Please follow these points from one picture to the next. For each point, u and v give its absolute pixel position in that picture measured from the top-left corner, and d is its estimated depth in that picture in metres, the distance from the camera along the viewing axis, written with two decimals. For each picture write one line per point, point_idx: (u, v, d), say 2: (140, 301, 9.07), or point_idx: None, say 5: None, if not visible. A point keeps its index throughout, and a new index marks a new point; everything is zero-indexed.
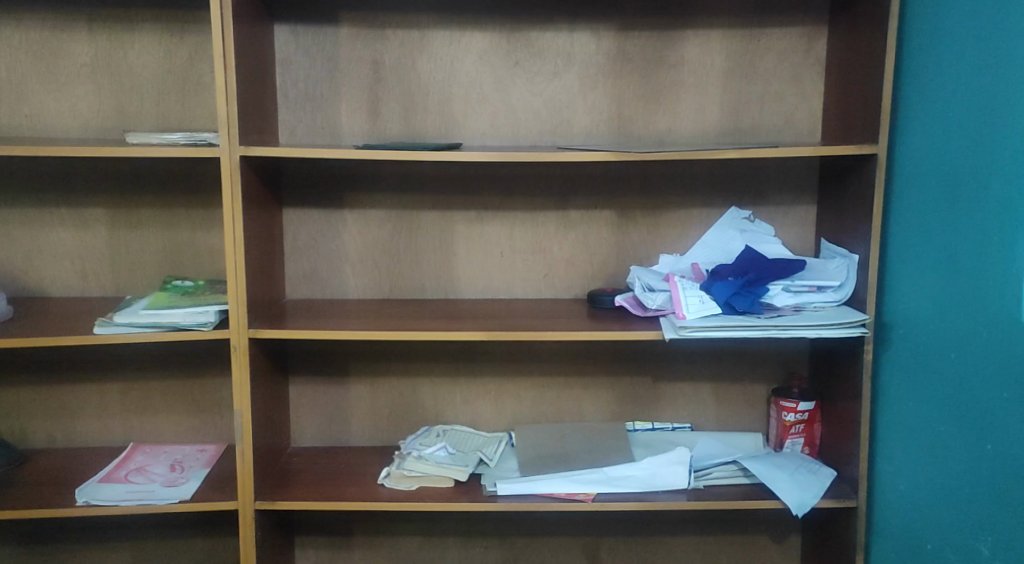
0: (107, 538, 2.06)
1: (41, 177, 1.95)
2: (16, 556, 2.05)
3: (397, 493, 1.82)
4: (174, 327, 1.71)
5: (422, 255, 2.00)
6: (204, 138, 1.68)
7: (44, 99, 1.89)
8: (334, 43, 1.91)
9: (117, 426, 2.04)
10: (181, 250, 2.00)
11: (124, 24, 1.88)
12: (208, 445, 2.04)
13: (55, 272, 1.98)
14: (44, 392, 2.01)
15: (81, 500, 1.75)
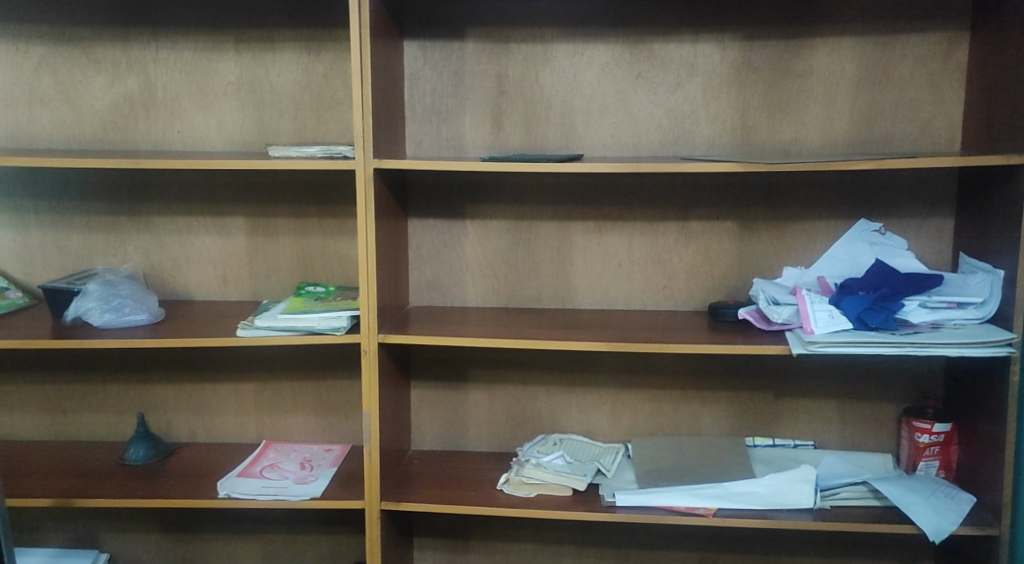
0: (240, 530, 2.17)
1: (188, 188, 2.08)
2: (159, 542, 2.18)
3: (516, 500, 1.85)
4: (309, 331, 1.80)
5: (542, 265, 2.03)
6: (339, 151, 1.77)
7: (194, 115, 2.02)
8: (461, 58, 1.96)
9: (251, 424, 2.15)
10: (313, 258, 2.10)
11: (267, 44, 1.99)
12: (334, 446, 2.12)
13: (199, 277, 2.12)
14: (186, 390, 2.14)
15: (222, 493, 1.85)
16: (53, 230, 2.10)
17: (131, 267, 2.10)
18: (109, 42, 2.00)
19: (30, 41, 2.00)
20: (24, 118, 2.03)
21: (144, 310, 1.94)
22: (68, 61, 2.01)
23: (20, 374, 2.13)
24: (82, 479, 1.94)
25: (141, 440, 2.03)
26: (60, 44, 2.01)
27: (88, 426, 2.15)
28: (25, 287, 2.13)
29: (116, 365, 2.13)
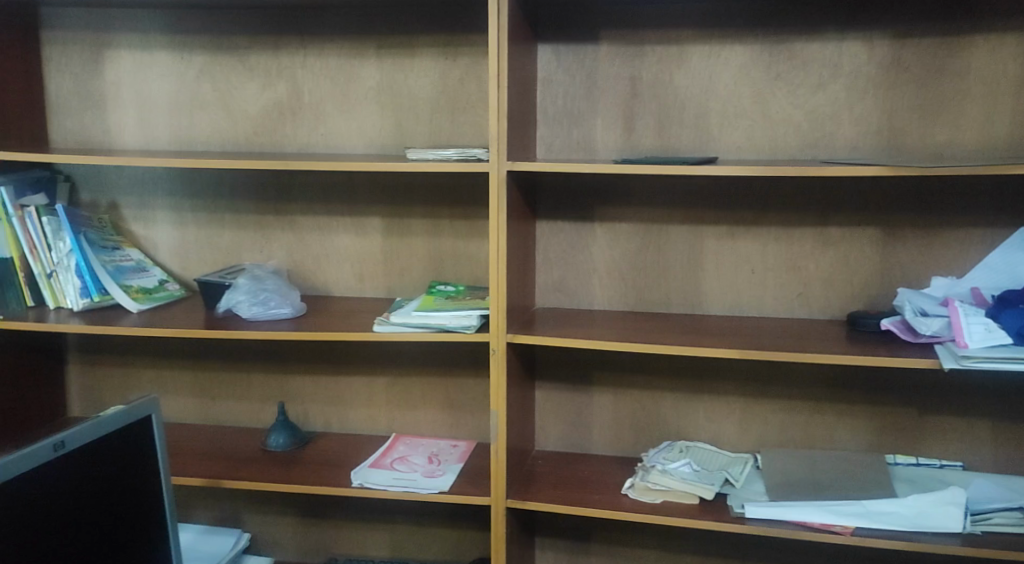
0: (369, 519, 2.25)
1: (329, 189, 2.17)
2: (294, 526, 2.29)
3: (641, 505, 1.83)
4: (441, 328, 1.84)
5: (672, 269, 2.00)
6: (474, 154, 1.78)
7: (337, 119, 2.11)
8: (594, 61, 1.96)
9: (382, 417, 2.22)
10: (444, 258, 2.15)
11: (407, 50, 2.06)
12: (460, 442, 2.17)
13: (337, 274, 2.21)
14: (322, 381, 2.23)
15: (356, 482, 1.92)
16: (207, 227, 2.24)
17: (275, 263, 2.21)
18: (262, 50, 2.12)
19: (192, 50, 2.14)
20: (185, 122, 2.17)
21: (289, 303, 2.04)
22: (225, 69, 2.14)
23: (173, 361, 2.28)
24: (227, 462, 2.06)
25: (281, 427, 2.13)
26: (219, 52, 2.13)
27: (232, 412, 2.28)
28: (181, 280, 2.28)
29: (258, 356, 2.24)
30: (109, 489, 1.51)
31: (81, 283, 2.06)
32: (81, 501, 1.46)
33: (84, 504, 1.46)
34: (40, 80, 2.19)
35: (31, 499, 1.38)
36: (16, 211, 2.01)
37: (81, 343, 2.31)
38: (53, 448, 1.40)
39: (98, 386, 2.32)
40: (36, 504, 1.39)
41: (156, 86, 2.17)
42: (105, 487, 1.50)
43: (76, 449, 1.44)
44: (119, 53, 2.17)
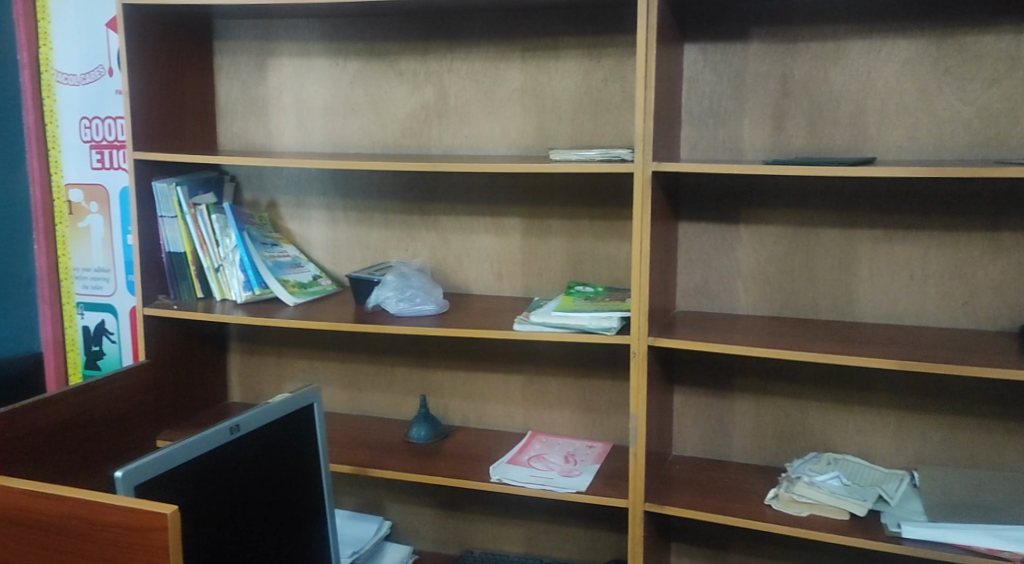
0: (505, 514, 2.28)
1: (473, 189, 2.22)
2: (432, 517, 2.35)
3: (785, 517, 1.77)
4: (581, 329, 1.85)
5: (822, 274, 1.93)
6: (618, 154, 1.78)
7: (482, 121, 2.15)
8: (744, 59, 1.91)
9: (519, 415, 2.25)
10: (584, 258, 2.15)
11: (551, 52, 2.07)
12: (596, 443, 2.16)
13: (478, 273, 2.25)
14: (461, 377, 2.28)
15: (494, 477, 1.95)
16: (357, 226, 2.33)
17: (420, 261, 2.28)
18: (412, 55, 2.19)
19: (347, 57, 2.24)
20: (340, 125, 2.27)
21: (433, 300, 2.10)
22: (377, 74, 2.22)
23: (323, 352, 2.39)
24: (371, 451, 2.14)
25: (422, 420, 2.19)
26: (372, 58, 2.22)
27: (377, 404, 2.37)
28: (333, 276, 2.39)
29: (402, 350, 2.32)
30: (280, 475, 1.55)
31: (244, 277, 2.19)
32: (256, 486, 1.50)
33: (257, 489, 1.50)
34: (210, 87, 2.34)
35: (216, 480, 1.42)
36: (189, 209, 2.17)
37: (241, 333, 2.46)
38: (231, 430, 1.44)
39: (255, 373, 2.46)
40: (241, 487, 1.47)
41: (313, 91, 2.28)
42: (276, 473, 1.54)
43: (250, 433, 1.49)
44: (281, 61, 2.29)
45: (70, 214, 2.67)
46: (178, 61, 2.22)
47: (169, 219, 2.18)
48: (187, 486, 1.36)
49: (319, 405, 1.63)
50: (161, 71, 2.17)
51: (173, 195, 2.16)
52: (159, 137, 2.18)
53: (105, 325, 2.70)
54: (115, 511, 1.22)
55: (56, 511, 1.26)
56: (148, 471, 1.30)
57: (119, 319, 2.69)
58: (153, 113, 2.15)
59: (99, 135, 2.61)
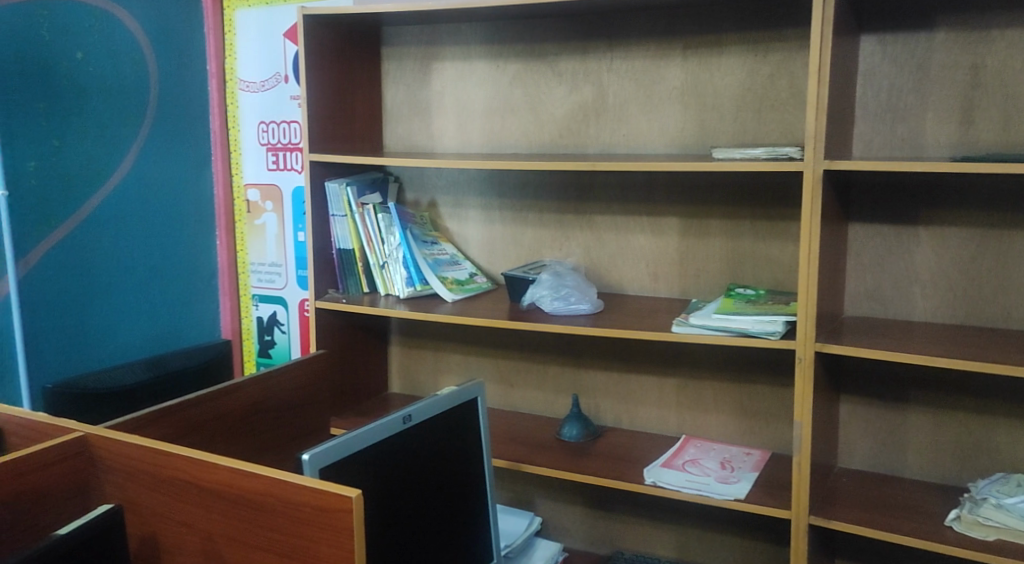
0: (656, 518, 2.26)
1: (631, 189, 2.20)
2: (582, 516, 2.36)
3: (967, 540, 1.66)
4: (742, 333, 1.80)
5: (1012, 281, 1.79)
6: (785, 153, 1.74)
7: (640, 120, 2.13)
8: (927, 50, 1.80)
9: (673, 418, 2.21)
10: (744, 260, 2.09)
11: (714, 48, 2.03)
12: (754, 450, 2.10)
13: (634, 273, 2.23)
14: (615, 378, 2.27)
15: (649, 480, 1.93)
16: (513, 225, 2.37)
17: (575, 260, 2.28)
18: (571, 55, 2.19)
19: (508, 59, 2.27)
20: (499, 126, 2.31)
21: (588, 300, 2.10)
22: (537, 75, 2.24)
23: (479, 349, 2.44)
24: (525, 447, 2.16)
25: (575, 419, 2.20)
26: (531, 59, 2.24)
27: (530, 401, 2.40)
28: (489, 274, 2.43)
29: (556, 348, 2.33)
30: (448, 468, 1.54)
31: (406, 273, 2.27)
32: (428, 476, 1.49)
33: (430, 483, 1.50)
34: (378, 92, 2.44)
35: (392, 468, 1.42)
36: (357, 208, 2.27)
37: (401, 327, 2.54)
38: (404, 420, 1.44)
39: (413, 367, 2.55)
40: (416, 480, 1.47)
41: (474, 94, 2.33)
42: (444, 466, 1.54)
43: (420, 423, 1.49)
44: (444, 65, 2.35)
45: (248, 212, 2.85)
46: (349, 67, 2.32)
47: (339, 218, 2.29)
48: (368, 472, 1.37)
49: (482, 399, 1.63)
50: (334, 77, 2.28)
51: (343, 194, 2.27)
52: (332, 139, 2.29)
53: (277, 316, 2.87)
54: (304, 490, 1.17)
55: (262, 490, 1.21)
56: (333, 455, 1.30)
57: (289, 311, 2.84)
58: (327, 117, 2.26)
59: (275, 139, 2.77)
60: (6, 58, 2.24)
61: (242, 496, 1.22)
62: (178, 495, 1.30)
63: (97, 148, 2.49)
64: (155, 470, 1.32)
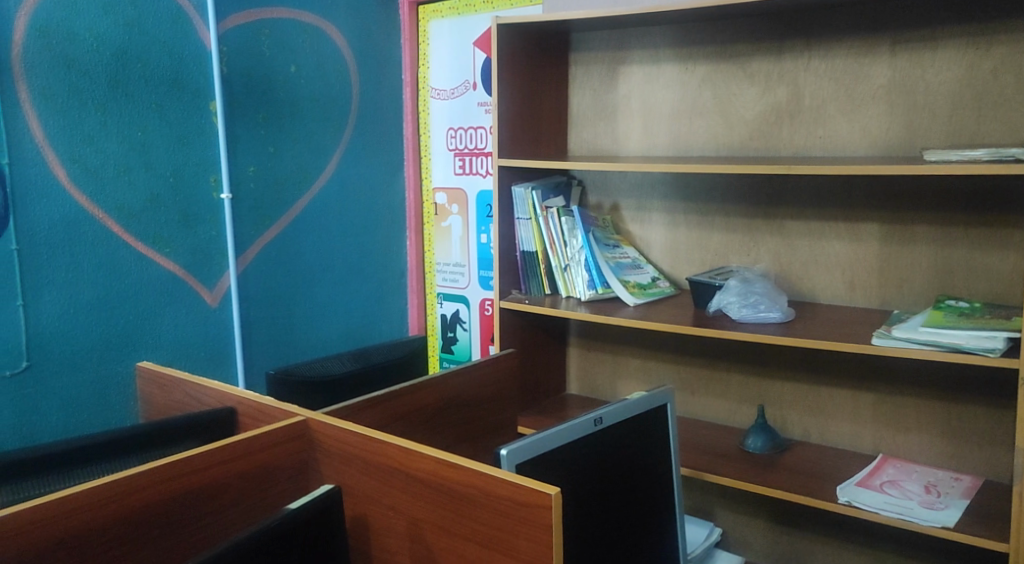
0: (848, 539, 2.15)
1: (827, 192, 2.10)
2: (765, 531, 2.28)
3: None
4: (955, 348, 1.68)
5: None
6: (1010, 153, 1.60)
7: (840, 121, 2.04)
8: None
9: (869, 435, 2.10)
10: (955, 269, 1.96)
11: (928, 44, 1.92)
12: (962, 476, 1.96)
13: (827, 282, 2.13)
14: (805, 390, 2.18)
15: (844, 499, 1.84)
16: (698, 230, 2.32)
17: (764, 266, 2.21)
18: (766, 55, 2.13)
19: (697, 61, 2.23)
20: (686, 129, 2.28)
21: (778, 308, 2.03)
22: (728, 76, 2.19)
23: (659, 354, 2.41)
24: (708, 457, 2.12)
25: (760, 430, 2.13)
26: (722, 60, 2.19)
27: (711, 409, 2.34)
28: (671, 279, 2.40)
29: (741, 357, 2.27)
30: (639, 472, 1.54)
31: (588, 276, 2.29)
32: (619, 478, 1.49)
33: (620, 486, 1.49)
34: (564, 97, 2.46)
35: (585, 468, 1.42)
36: (541, 212, 2.30)
37: (581, 329, 2.56)
38: (596, 422, 1.45)
39: (593, 369, 2.55)
40: (608, 480, 1.46)
41: (662, 97, 2.31)
42: (636, 469, 1.53)
43: (610, 426, 1.49)
44: (632, 69, 2.35)
45: (436, 215, 2.97)
46: (538, 73, 2.37)
47: (524, 221, 2.34)
48: (563, 471, 1.38)
49: (670, 407, 1.62)
50: (524, 83, 2.32)
51: (528, 198, 2.31)
52: (520, 144, 2.33)
53: (459, 314, 2.97)
54: (506, 484, 1.20)
55: (471, 482, 1.24)
56: (530, 452, 1.33)
57: (471, 310, 2.93)
58: (516, 122, 2.31)
59: (463, 144, 2.86)
60: (234, 74, 2.44)
61: (453, 487, 1.26)
62: (391, 482, 1.34)
63: (306, 155, 2.67)
64: (370, 457, 1.37)
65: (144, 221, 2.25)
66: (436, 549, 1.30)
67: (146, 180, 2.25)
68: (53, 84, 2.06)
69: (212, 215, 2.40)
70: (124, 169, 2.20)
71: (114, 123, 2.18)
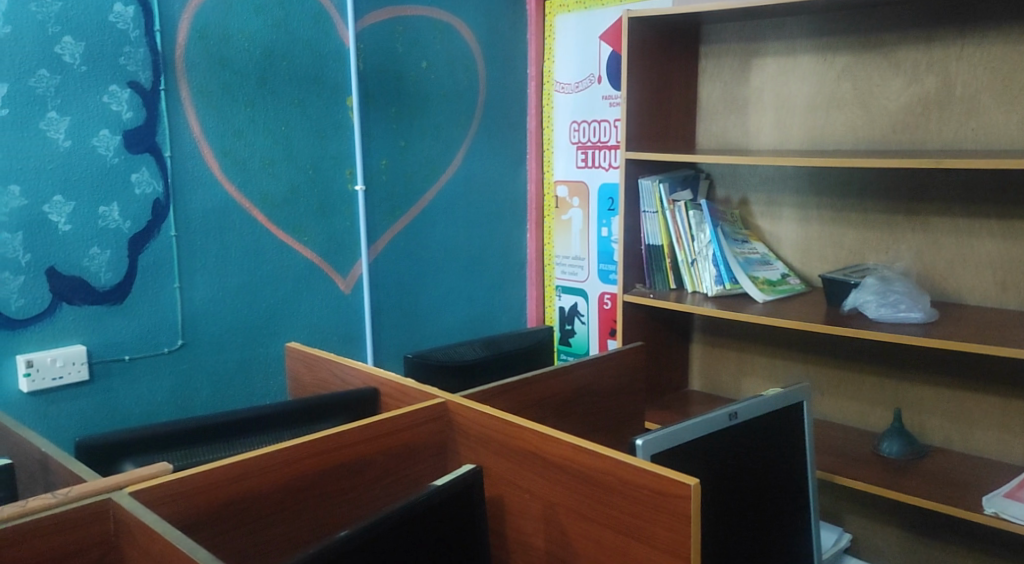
0: (990, 552, 2.05)
1: (977, 188, 2.00)
2: (898, 538, 2.20)
3: None
4: None
5: None
6: None
7: (995, 113, 1.94)
8: None
9: (1018, 445, 2.00)
10: None
11: None
12: None
13: (976, 282, 2.04)
14: (947, 395, 2.09)
15: (991, 509, 1.76)
16: (832, 226, 2.26)
17: (904, 265, 2.13)
18: (913, 44, 2.04)
19: (837, 51, 2.17)
20: (822, 122, 2.21)
21: (920, 308, 1.95)
22: (870, 66, 2.12)
23: (788, 353, 2.36)
24: (839, 460, 2.06)
25: (896, 434, 2.05)
26: (865, 50, 2.12)
27: (842, 411, 2.27)
28: (802, 276, 2.34)
29: (877, 358, 2.20)
30: (774, 470, 1.51)
31: (716, 272, 2.26)
32: (754, 474, 1.47)
33: (755, 483, 1.47)
34: (693, 90, 2.43)
35: (719, 462, 1.41)
36: (669, 205, 2.29)
37: (705, 325, 2.53)
38: (731, 417, 1.44)
39: (716, 365, 2.52)
40: (741, 475, 1.44)
41: (798, 89, 2.25)
42: (771, 467, 1.51)
43: (745, 422, 1.47)
44: (766, 60, 2.30)
45: (557, 208, 2.99)
46: (669, 64, 2.34)
47: (650, 215, 2.33)
48: (697, 464, 1.38)
49: (806, 405, 1.59)
50: (655, 75, 2.31)
51: (656, 191, 2.29)
52: (648, 138, 2.32)
53: (578, 307, 2.98)
54: (644, 473, 1.21)
55: (607, 470, 1.26)
56: (664, 443, 1.33)
57: (590, 303, 2.94)
58: (645, 115, 2.30)
59: (586, 138, 2.86)
60: (369, 70, 2.53)
61: (589, 474, 1.28)
62: (526, 466, 1.37)
63: (434, 148, 2.73)
64: (507, 440, 1.40)
65: (287, 211, 2.36)
66: (571, 534, 1.32)
67: (288, 171, 2.36)
68: (209, 82, 2.18)
69: (346, 206, 2.50)
70: (269, 162, 2.32)
71: (262, 118, 2.29)
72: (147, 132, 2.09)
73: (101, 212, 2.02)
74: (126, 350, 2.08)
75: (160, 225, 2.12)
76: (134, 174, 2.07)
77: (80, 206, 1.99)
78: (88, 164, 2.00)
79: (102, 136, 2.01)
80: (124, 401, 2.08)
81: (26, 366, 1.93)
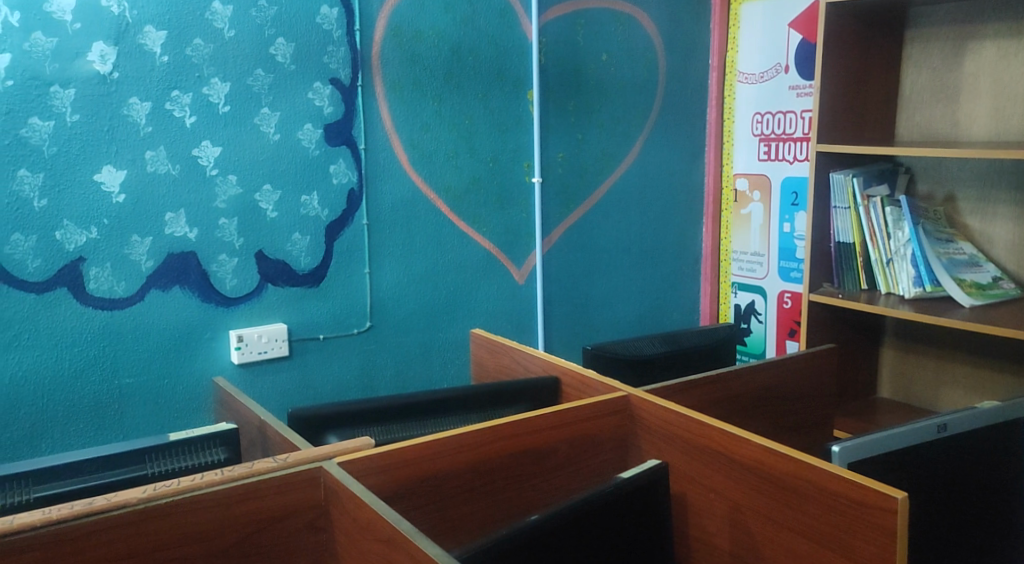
0: None
1: None
2: None
3: None
4: None
5: None
6: None
7: None
8: None
9: None
10: None
11: None
12: None
13: None
14: None
15: None
16: None
17: None
18: None
19: None
20: None
21: None
22: None
23: (995, 363, 2.18)
24: None
25: None
26: None
27: None
28: (1017, 280, 2.16)
29: None
30: (989, 490, 1.40)
31: (916, 272, 2.12)
32: (968, 492, 1.37)
33: (969, 501, 1.37)
34: (896, 77, 2.28)
35: (928, 476, 1.32)
36: (862, 201, 2.16)
37: (898, 329, 2.38)
38: (940, 429, 1.34)
39: (908, 372, 2.37)
40: (952, 491, 1.35)
41: (1020, 75, 2.06)
42: (984, 487, 1.39)
43: (956, 436, 1.37)
44: (983, 45, 2.12)
45: (735, 201, 2.90)
46: (869, 50, 2.21)
47: (841, 210, 2.19)
48: (901, 475, 1.30)
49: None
50: (853, 62, 2.18)
51: (848, 185, 2.16)
52: (842, 129, 2.19)
53: (755, 306, 2.88)
54: (844, 482, 1.16)
55: (801, 475, 1.21)
56: (866, 451, 1.26)
57: (767, 302, 2.84)
58: (840, 105, 2.18)
59: (770, 130, 2.76)
60: (550, 64, 2.54)
61: (782, 478, 1.23)
62: (713, 465, 1.34)
63: (611, 141, 2.72)
64: (693, 438, 1.37)
65: (467, 202, 2.43)
66: (760, 538, 1.28)
67: (470, 164, 2.42)
68: (401, 78, 2.27)
69: (523, 197, 2.53)
70: (453, 154, 2.38)
71: (447, 112, 2.36)
72: (345, 126, 2.20)
73: (302, 201, 2.15)
74: (320, 330, 2.21)
75: (354, 214, 2.23)
76: (332, 165, 2.19)
77: (286, 194, 2.13)
78: (294, 156, 2.13)
79: (306, 129, 2.14)
80: (317, 378, 2.21)
81: (237, 340, 2.07)
